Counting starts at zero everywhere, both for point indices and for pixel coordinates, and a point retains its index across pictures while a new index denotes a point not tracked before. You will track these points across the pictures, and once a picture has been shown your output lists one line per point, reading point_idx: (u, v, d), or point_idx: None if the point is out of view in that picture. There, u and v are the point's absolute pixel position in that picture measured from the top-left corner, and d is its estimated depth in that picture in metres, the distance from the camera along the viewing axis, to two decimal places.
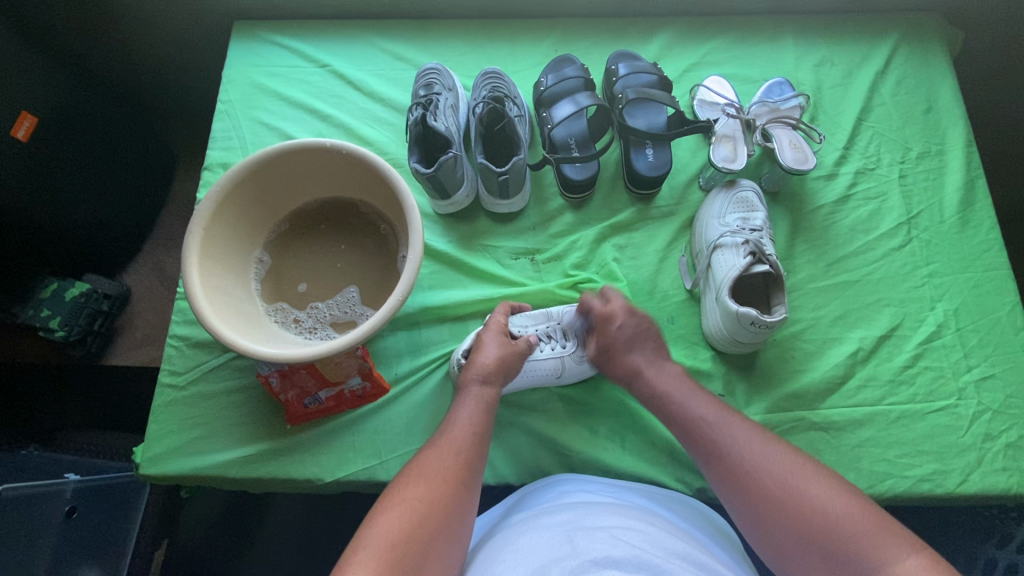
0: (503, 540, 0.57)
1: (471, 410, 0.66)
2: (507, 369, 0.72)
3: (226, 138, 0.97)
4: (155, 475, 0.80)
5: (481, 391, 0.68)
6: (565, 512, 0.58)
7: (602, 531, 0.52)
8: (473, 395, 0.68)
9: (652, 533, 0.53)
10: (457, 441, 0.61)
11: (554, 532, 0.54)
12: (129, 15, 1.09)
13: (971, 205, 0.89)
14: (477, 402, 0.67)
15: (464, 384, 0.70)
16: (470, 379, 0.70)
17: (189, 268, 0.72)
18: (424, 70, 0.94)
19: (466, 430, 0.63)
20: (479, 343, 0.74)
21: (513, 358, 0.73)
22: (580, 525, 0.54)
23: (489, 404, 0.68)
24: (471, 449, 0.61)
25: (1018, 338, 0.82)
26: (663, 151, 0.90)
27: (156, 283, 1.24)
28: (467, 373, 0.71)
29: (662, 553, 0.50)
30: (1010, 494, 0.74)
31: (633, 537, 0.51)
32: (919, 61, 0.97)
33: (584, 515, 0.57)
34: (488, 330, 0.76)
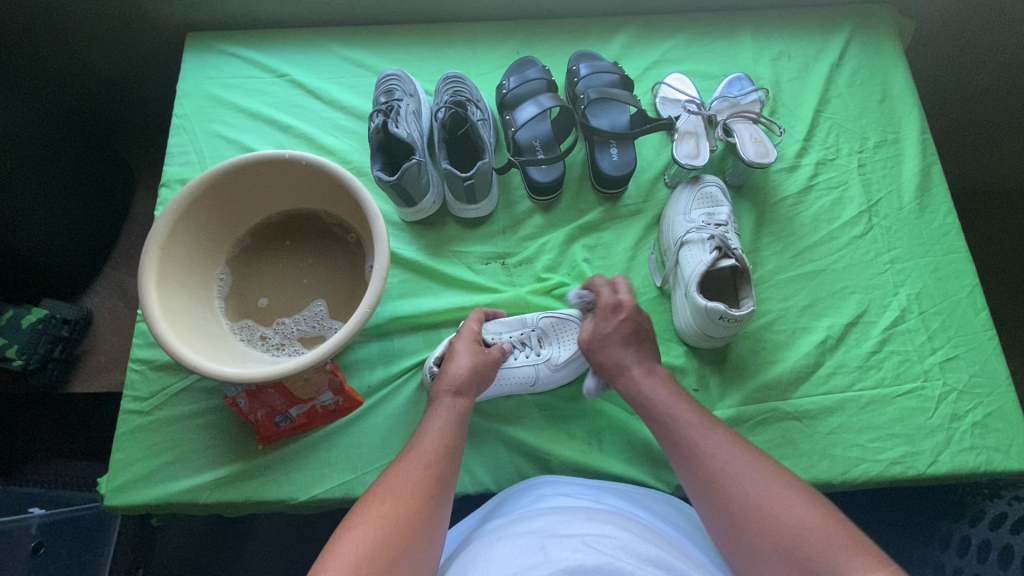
0: (475, 550, 0.56)
1: (442, 422, 0.65)
2: (480, 378, 0.71)
3: (183, 153, 0.95)
4: (121, 505, 0.77)
5: (453, 403, 0.67)
6: (540, 517, 0.58)
7: (574, 538, 0.52)
8: (445, 407, 0.67)
9: (625, 539, 0.53)
10: (426, 455, 0.60)
11: (526, 540, 0.53)
12: (78, 30, 1.06)
13: (928, 190, 0.91)
14: (449, 413, 0.66)
15: (436, 396, 0.68)
16: (442, 390, 0.69)
17: (145, 289, 0.70)
18: (384, 76, 0.93)
19: (437, 443, 0.62)
20: (452, 353, 0.73)
21: (486, 367, 0.72)
22: (552, 532, 0.53)
23: (462, 416, 0.67)
24: (440, 462, 0.60)
25: (979, 318, 0.84)
26: (627, 150, 0.90)
27: (120, 305, 1.20)
28: (440, 384, 0.70)
29: (634, 559, 0.50)
30: (979, 472, 0.75)
31: (606, 544, 0.51)
32: (872, 51, 0.99)
33: (558, 521, 0.56)
34: (461, 340, 0.75)
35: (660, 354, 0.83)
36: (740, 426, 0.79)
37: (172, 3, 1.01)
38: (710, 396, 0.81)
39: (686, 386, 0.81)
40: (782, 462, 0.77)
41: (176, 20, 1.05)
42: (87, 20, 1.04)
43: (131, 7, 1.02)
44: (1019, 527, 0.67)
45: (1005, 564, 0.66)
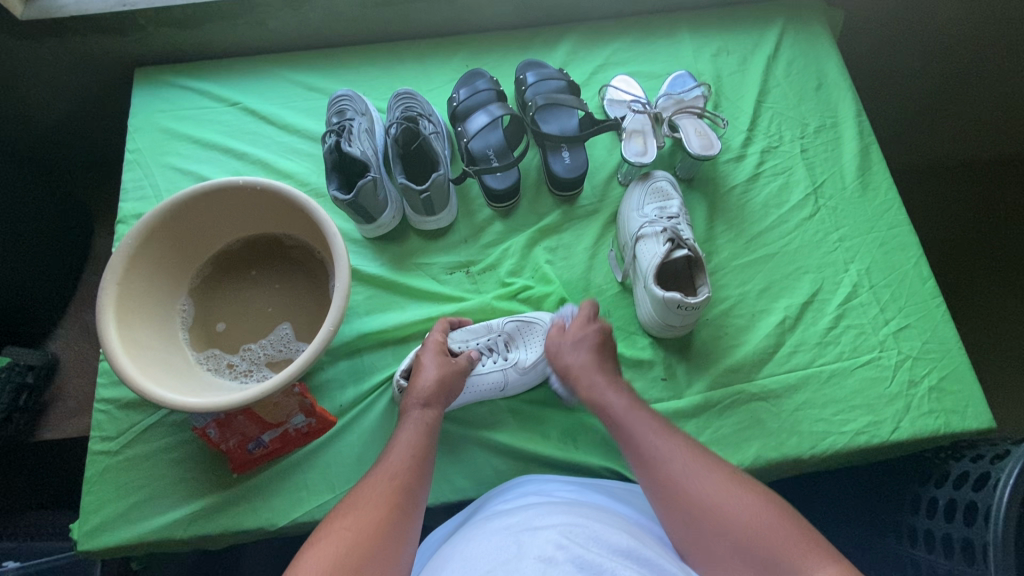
0: (451, 547, 0.57)
1: (410, 435, 0.66)
2: (448, 388, 0.73)
3: (138, 188, 0.94)
4: (94, 549, 0.75)
5: (423, 415, 0.69)
6: (518, 514, 0.58)
7: (549, 530, 0.52)
8: (414, 420, 0.68)
9: (598, 530, 0.54)
10: (394, 467, 0.61)
11: (501, 535, 0.54)
12: (24, 74, 1.05)
13: (868, 169, 0.95)
14: (417, 425, 0.67)
15: (405, 409, 0.70)
16: (411, 404, 0.70)
17: (104, 325, 0.69)
18: (335, 97, 0.94)
19: (405, 455, 0.63)
20: (420, 365, 0.74)
21: (453, 376, 0.73)
22: (527, 526, 0.54)
23: (431, 427, 0.68)
24: (408, 473, 0.61)
25: (926, 287, 0.87)
26: (579, 153, 0.92)
27: (86, 346, 1.17)
28: (409, 396, 0.71)
29: (604, 550, 0.51)
30: (939, 434, 0.78)
31: (579, 534, 0.52)
32: (805, 41, 1.04)
33: (534, 515, 0.57)
34: (426, 352, 0.76)
35: (626, 347, 0.85)
36: (709, 410, 0.81)
37: (117, 40, 1.01)
38: (678, 384, 0.83)
39: (653, 376, 0.83)
40: (752, 442, 0.78)
41: (123, 56, 1.05)
42: (31, 64, 1.03)
43: (76, 46, 1.01)
44: (980, 484, 0.69)
45: (971, 518, 0.68)
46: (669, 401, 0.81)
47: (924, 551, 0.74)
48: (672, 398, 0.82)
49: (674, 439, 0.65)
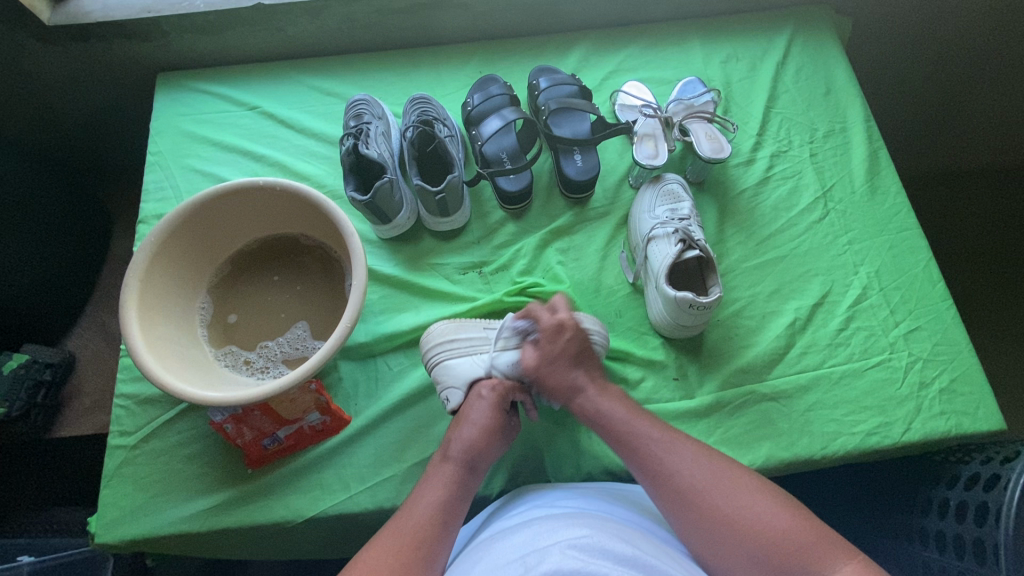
0: (463, 568, 0.59)
1: (440, 488, 0.66)
2: (491, 451, 0.71)
3: (160, 189, 0.96)
4: (111, 543, 0.76)
5: (453, 474, 0.68)
6: (524, 529, 0.60)
7: (554, 546, 0.54)
8: (442, 478, 0.67)
9: (601, 539, 0.55)
10: (413, 523, 0.62)
11: (507, 557, 0.55)
12: (49, 79, 1.08)
13: (877, 173, 0.96)
14: (450, 482, 0.67)
15: (447, 458, 0.69)
16: (450, 456, 0.69)
17: (128, 321, 0.71)
18: (352, 101, 0.96)
19: (429, 510, 0.64)
20: (472, 421, 0.72)
21: (498, 438, 0.72)
22: (533, 544, 0.56)
23: (462, 483, 0.67)
24: (428, 529, 0.62)
25: (936, 290, 0.88)
26: (591, 156, 0.94)
27: (102, 345, 1.19)
28: (452, 446, 0.70)
29: (609, 561, 0.52)
30: (950, 436, 0.78)
31: (584, 547, 0.54)
32: (814, 48, 1.05)
33: (540, 531, 0.57)
34: (478, 408, 0.73)
35: (638, 347, 0.86)
36: (720, 410, 0.81)
37: (141, 46, 1.04)
38: (689, 384, 0.83)
39: (665, 376, 0.84)
40: (764, 441, 0.79)
41: (144, 62, 1.08)
42: (55, 69, 1.06)
43: (100, 51, 1.04)
44: (991, 484, 0.69)
45: (982, 519, 0.68)
46: (680, 401, 0.82)
47: (935, 552, 0.74)
48: (683, 398, 0.82)
49: (687, 447, 0.65)
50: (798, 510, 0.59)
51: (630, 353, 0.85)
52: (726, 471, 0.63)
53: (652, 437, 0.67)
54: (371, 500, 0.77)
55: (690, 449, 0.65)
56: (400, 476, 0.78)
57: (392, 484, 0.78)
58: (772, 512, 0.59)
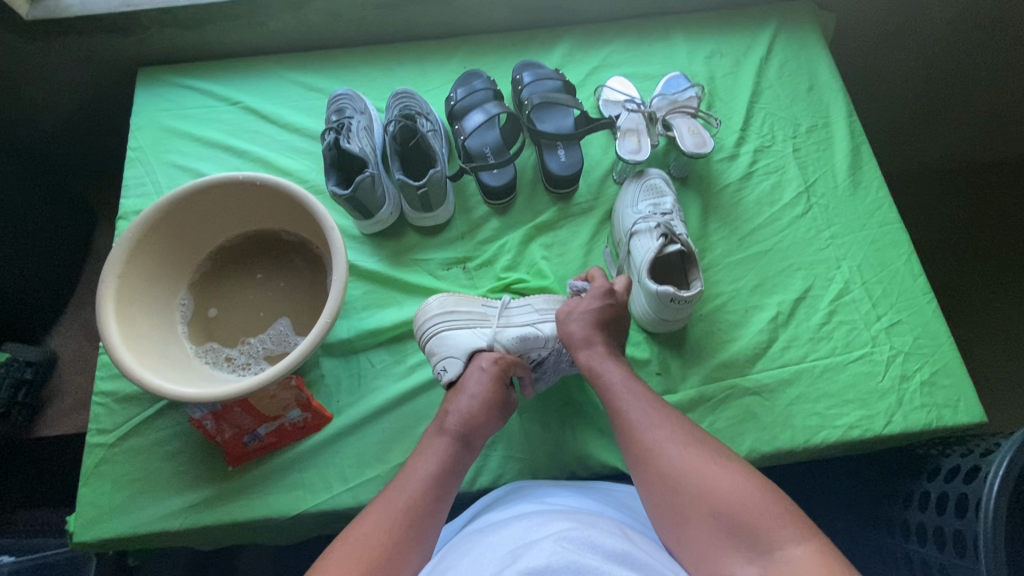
0: (449, 560, 0.58)
1: (431, 464, 0.64)
2: (489, 424, 0.70)
3: (140, 185, 0.95)
4: (89, 542, 0.76)
5: (449, 446, 0.66)
6: (514, 525, 0.59)
7: (544, 540, 0.53)
8: (434, 449, 0.66)
9: (592, 535, 0.54)
10: (401, 498, 0.61)
11: (496, 551, 0.55)
12: (27, 74, 1.07)
13: (859, 168, 0.96)
14: (442, 455, 0.65)
15: (442, 431, 0.67)
16: (446, 428, 0.67)
17: (105, 316, 0.70)
18: (335, 96, 0.96)
19: (419, 484, 0.62)
20: (473, 392, 0.70)
21: (495, 412, 0.70)
22: (523, 539, 0.55)
23: (455, 459, 0.66)
24: (415, 509, 0.60)
25: (917, 284, 0.88)
26: (574, 151, 0.94)
27: (85, 343, 1.18)
28: (449, 418, 0.68)
29: (599, 556, 0.52)
30: (931, 428, 0.79)
31: (574, 542, 0.53)
32: (797, 44, 1.06)
33: (529, 528, 0.57)
34: (478, 380, 0.71)
35: None
36: (703, 404, 0.81)
37: (120, 40, 1.03)
38: (672, 378, 0.83)
39: (648, 371, 0.83)
40: (747, 435, 0.79)
41: (125, 56, 1.07)
42: (35, 63, 1.05)
43: (80, 46, 1.03)
44: (971, 477, 0.70)
45: (962, 511, 0.68)
46: (663, 396, 0.82)
47: (917, 544, 0.74)
48: (667, 392, 0.82)
49: (665, 412, 0.65)
50: (769, 485, 0.56)
51: None
52: (694, 441, 0.62)
53: (634, 399, 0.67)
54: (353, 497, 0.77)
55: (666, 416, 0.64)
56: (383, 472, 0.78)
57: (374, 481, 0.77)
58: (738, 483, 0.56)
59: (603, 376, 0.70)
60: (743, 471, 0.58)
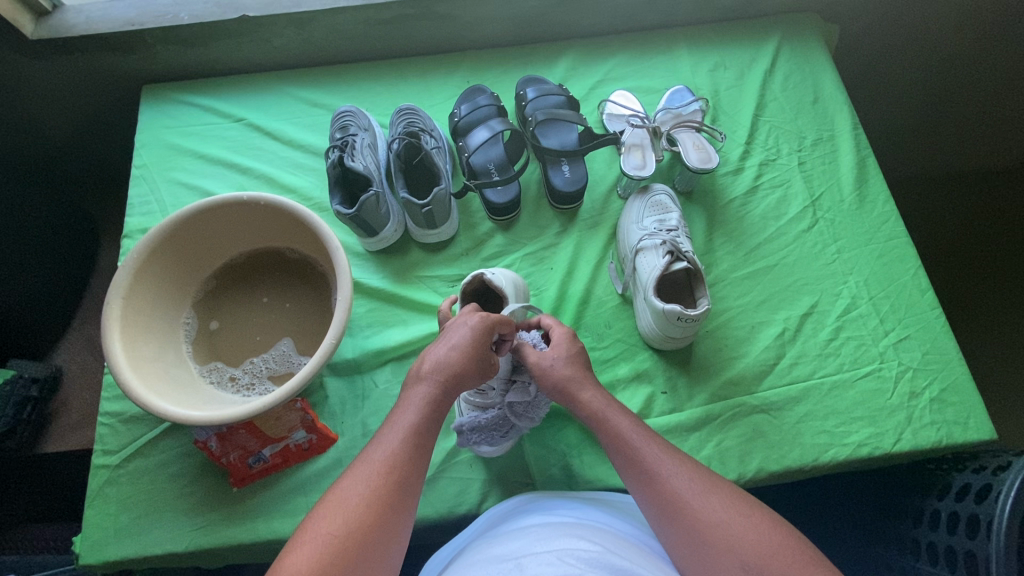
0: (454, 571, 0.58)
1: (411, 412, 0.62)
2: (469, 376, 0.67)
3: (144, 203, 0.96)
4: (95, 564, 0.75)
5: (428, 394, 0.64)
6: (518, 537, 0.59)
7: (549, 553, 0.54)
8: (416, 396, 0.64)
9: (595, 549, 0.55)
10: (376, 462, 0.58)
11: (501, 560, 0.55)
12: (33, 92, 1.07)
13: (865, 182, 0.96)
14: (423, 402, 0.63)
15: (419, 378, 0.65)
16: (425, 376, 0.65)
17: (109, 340, 0.70)
18: (338, 113, 0.96)
19: (402, 434, 0.60)
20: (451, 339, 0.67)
21: (478, 365, 0.66)
22: (526, 551, 0.55)
23: (436, 406, 0.63)
24: (392, 469, 0.58)
25: (925, 299, 0.87)
26: (579, 167, 0.93)
27: (90, 359, 1.19)
28: (427, 365, 0.66)
29: (602, 569, 0.52)
30: (941, 446, 0.78)
31: (578, 556, 0.53)
32: (802, 56, 1.05)
33: (533, 539, 0.58)
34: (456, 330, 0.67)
35: (626, 360, 0.85)
36: (710, 423, 0.81)
37: (125, 58, 1.03)
38: (679, 396, 0.83)
39: (654, 389, 0.83)
40: (754, 454, 0.78)
41: (129, 73, 1.07)
42: (39, 82, 1.05)
43: (83, 64, 1.03)
44: (982, 496, 0.69)
45: (973, 531, 0.67)
46: (669, 415, 0.81)
47: (927, 564, 0.73)
48: (674, 411, 0.82)
49: (678, 459, 0.62)
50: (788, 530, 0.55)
51: (617, 366, 0.85)
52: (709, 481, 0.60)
53: (647, 445, 0.63)
54: None
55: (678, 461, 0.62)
56: None
57: None
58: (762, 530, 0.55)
59: (615, 425, 0.66)
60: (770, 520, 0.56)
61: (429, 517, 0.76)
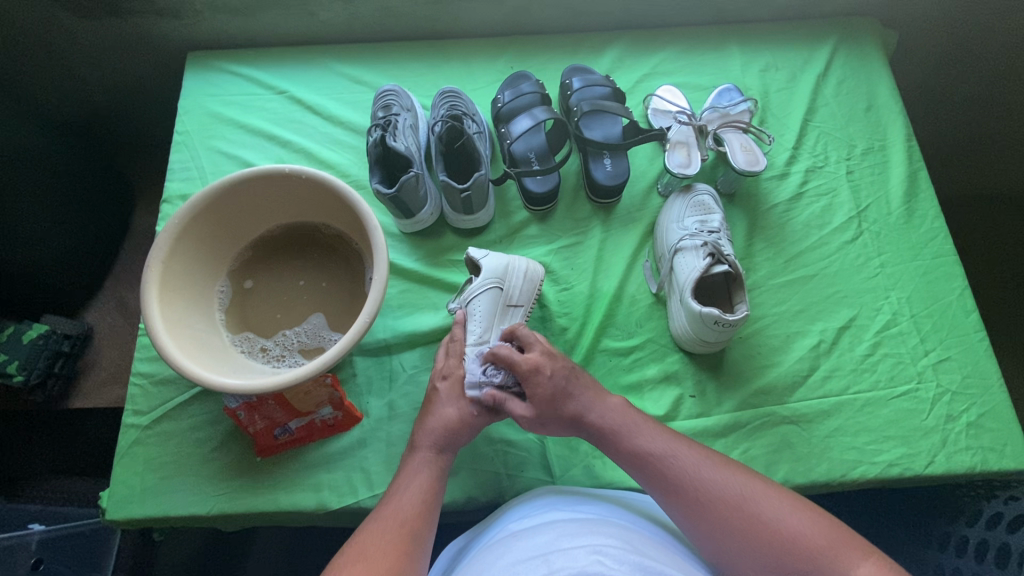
0: (481, 562, 0.58)
1: (421, 474, 0.65)
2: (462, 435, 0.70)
3: (184, 169, 0.96)
4: (121, 520, 0.77)
5: (432, 458, 0.67)
6: (545, 532, 0.59)
7: (576, 550, 0.53)
8: (422, 461, 0.67)
9: (619, 549, 0.54)
10: (404, 511, 0.61)
11: (527, 555, 0.55)
12: (82, 52, 1.08)
13: (915, 196, 0.93)
14: (427, 470, 0.66)
15: (415, 448, 0.68)
16: (422, 444, 0.68)
17: (149, 303, 0.70)
18: (382, 91, 0.95)
19: (416, 494, 0.63)
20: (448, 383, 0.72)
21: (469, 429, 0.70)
22: (554, 547, 0.55)
23: (439, 465, 0.67)
24: (421, 512, 0.61)
25: (969, 320, 0.85)
26: (621, 161, 0.92)
27: (120, 319, 1.21)
28: (420, 436, 0.69)
29: (624, 568, 0.51)
30: (975, 472, 0.76)
31: (604, 555, 0.52)
32: (857, 61, 1.02)
33: (560, 535, 0.57)
34: (440, 387, 0.73)
35: (656, 361, 0.84)
36: (738, 431, 0.80)
37: (173, 23, 1.04)
38: (707, 400, 0.82)
39: (682, 391, 0.82)
40: (781, 465, 0.77)
41: (175, 39, 1.07)
42: (90, 43, 1.07)
43: (132, 26, 1.04)
44: (1015, 527, 0.69)
45: (1002, 562, 0.68)
46: (697, 419, 0.80)
47: None
48: (701, 415, 0.81)
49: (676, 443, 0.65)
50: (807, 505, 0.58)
51: (646, 367, 0.84)
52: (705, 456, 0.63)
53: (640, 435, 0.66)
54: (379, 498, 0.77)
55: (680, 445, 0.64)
56: None
57: None
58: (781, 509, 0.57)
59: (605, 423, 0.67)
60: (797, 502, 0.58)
61: (449, 502, 0.77)
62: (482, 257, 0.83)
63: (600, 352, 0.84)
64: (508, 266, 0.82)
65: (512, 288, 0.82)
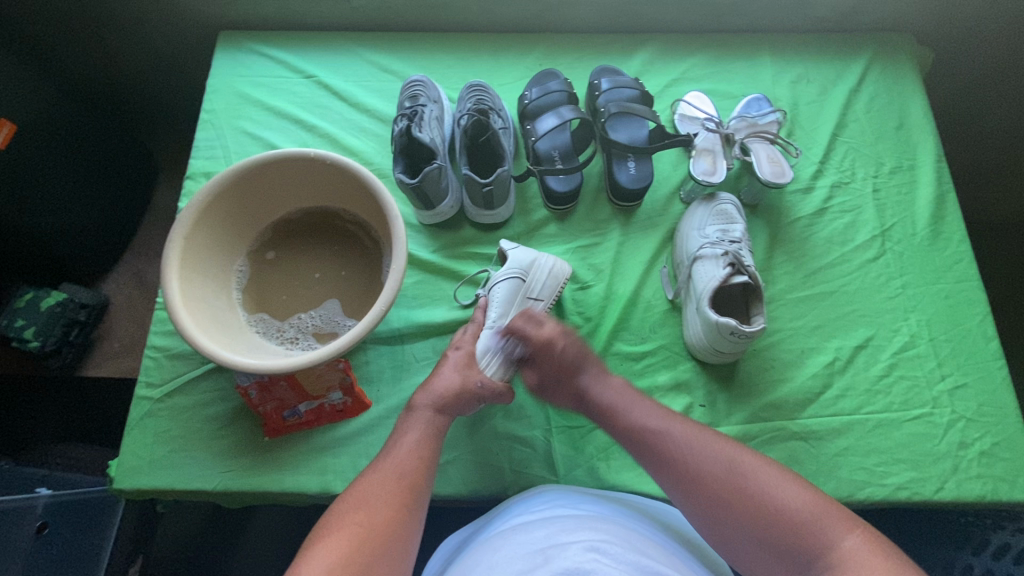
0: (480, 553, 0.58)
1: (419, 437, 0.66)
2: (462, 402, 0.71)
3: (210, 147, 0.97)
4: (128, 489, 0.78)
5: (433, 419, 0.68)
6: (545, 526, 0.59)
7: (576, 545, 0.53)
8: (421, 421, 0.67)
9: (619, 547, 0.54)
10: (401, 468, 0.62)
11: (527, 549, 0.55)
12: (116, 25, 1.10)
13: (941, 219, 0.91)
14: (422, 429, 0.67)
15: (415, 408, 0.69)
16: (421, 404, 0.69)
17: (169, 276, 0.71)
18: (409, 81, 0.95)
19: (412, 454, 0.63)
20: (459, 354, 0.75)
21: (469, 399, 0.71)
22: (554, 541, 0.55)
23: (438, 430, 0.68)
24: (418, 477, 0.62)
25: (988, 348, 0.84)
26: (645, 165, 0.92)
27: (136, 292, 1.22)
28: (420, 396, 0.70)
29: (621, 565, 0.51)
30: (985, 501, 0.75)
31: (602, 552, 0.52)
32: (890, 78, 1.01)
33: (559, 530, 0.57)
34: (453, 354, 0.75)
35: (668, 368, 0.84)
36: (747, 444, 0.79)
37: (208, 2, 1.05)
38: (716, 411, 0.81)
39: (693, 401, 0.82)
40: None
41: (209, 19, 1.08)
42: (124, 15, 1.08)
43: (167, 3, 1.05)
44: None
45: None
46: None
47: None
48: (710, 425, 0.80)
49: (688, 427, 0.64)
50: (821, 499, 0.56)
51: (657, 373, 0.83)
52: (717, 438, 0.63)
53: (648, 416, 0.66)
54: None
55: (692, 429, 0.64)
56: None
57: None
58: (798, 503, 0.55)
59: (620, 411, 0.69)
60: (785, 476, 0.58)
61: (452, 494, 0.77)
62: (512, 248, 0.85)
63: (612, 355, 0.84)
64: (535, 261, 0.84)
65: (535, 281, 0.83)
